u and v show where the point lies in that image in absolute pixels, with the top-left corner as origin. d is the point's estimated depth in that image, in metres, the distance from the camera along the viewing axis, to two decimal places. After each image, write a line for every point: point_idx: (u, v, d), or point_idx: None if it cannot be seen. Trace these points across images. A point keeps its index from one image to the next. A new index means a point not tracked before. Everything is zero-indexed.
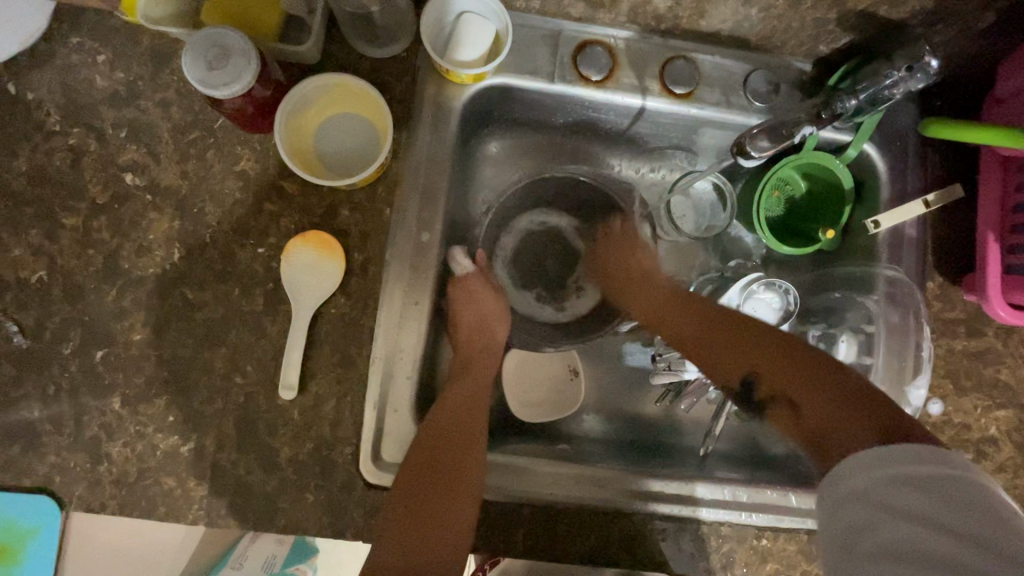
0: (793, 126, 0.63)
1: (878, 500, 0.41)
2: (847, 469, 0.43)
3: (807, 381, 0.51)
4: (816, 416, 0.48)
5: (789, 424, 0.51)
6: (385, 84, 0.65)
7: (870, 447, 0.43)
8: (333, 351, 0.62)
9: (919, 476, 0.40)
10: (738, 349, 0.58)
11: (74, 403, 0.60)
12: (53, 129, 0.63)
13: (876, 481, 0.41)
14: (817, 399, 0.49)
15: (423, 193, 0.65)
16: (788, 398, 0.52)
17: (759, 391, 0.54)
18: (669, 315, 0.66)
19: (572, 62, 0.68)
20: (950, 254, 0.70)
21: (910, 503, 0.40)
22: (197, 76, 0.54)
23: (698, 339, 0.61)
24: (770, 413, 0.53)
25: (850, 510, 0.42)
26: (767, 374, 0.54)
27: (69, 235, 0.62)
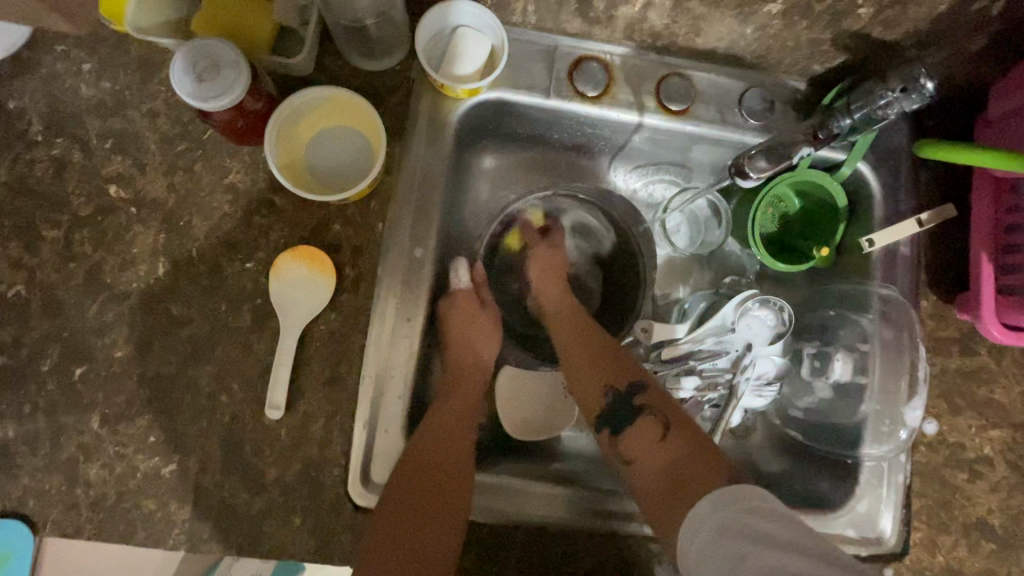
0: (791, 147, 0.63)
1: (735, 532, 0.47)
2: (711, 508, 0.50)
3: (677, 410, 0.61)
4: (680, 440, 0.57)
5: (651, 440, 0.59)
6: (379, 98, 0.64)
7: (724, 485, 0.51)
8: (323, 369, 0.60)
9: (762, 510, 0.48)
10: (634, 369, 0.64)
11: (50, 422, 0.58)
12: (35, 139, 0.61)
13: (732, 516, 0.48)
14: (684, 428, 0.59)
15: (417, 207, 0.64)
16: (662, 419, 0.60)
17: (640, 398, 0.62)
18: (577, 327, 0.69)
19: (568, 78, 0.67)
20: (944, 273, 0.70)
21: (760, 531, 0.46)
22: (185, 88, 0.53)
23: (603, 361, 0.65)
24: (636, 424, 0.61)
25: (717, 544, 0.47)
26: (651, 392, 0.62)
27: (49, 247, 0.60)
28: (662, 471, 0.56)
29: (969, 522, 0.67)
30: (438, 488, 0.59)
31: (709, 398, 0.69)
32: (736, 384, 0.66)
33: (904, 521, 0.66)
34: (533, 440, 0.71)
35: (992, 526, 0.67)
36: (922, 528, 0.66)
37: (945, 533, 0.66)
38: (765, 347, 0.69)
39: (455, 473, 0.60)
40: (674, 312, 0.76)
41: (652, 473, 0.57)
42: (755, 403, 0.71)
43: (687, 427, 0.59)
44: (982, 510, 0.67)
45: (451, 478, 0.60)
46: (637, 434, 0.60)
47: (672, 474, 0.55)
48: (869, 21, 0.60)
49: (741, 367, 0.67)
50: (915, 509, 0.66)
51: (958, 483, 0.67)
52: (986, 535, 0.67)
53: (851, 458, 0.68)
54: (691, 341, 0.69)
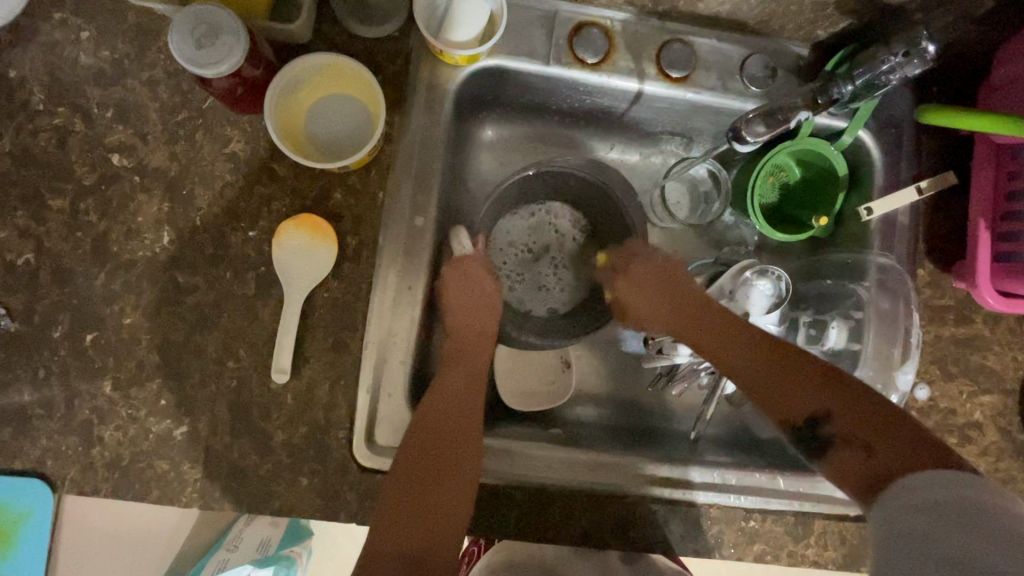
0: (789, 111, 0.62)
1: (938, 511, 0.43)
2: (901, 490, 0.46)
3: (876, 426, 0.52)
4: (890, 458, 0.49)
5: (856, 464, 0.51)
6: (378, 65, 0.64)
7: (931, 472, 0.45)
8: (326, 335, 0.62)
9: (976, 500, 0.42)
10: (817, 386, 0.57)
11: (65, 386, 0.60)
12: (38, 108, 0.61)
13: (933, 497, 0.44)
14: (887, 443, 0.50)
15: (417, 175, 0.65)
16: (860, 441, 0.52)
17: (826, 429, 0.54)
18: (728, 344, 0.63)
19: (568, 44, 0.67)
20: (942, 242, 0.70)
21: (972, 520, 0.41)
22: (184, 54, 0.53)
23: (777, 384, 0.58)
24: (832, 454, 0.53)
25: (916, 518, 0.43)
26: (842, 415, 0.54)
27: (56, 217, 0.61)
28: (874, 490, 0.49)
29: None
30: (448, 453, 0.61)
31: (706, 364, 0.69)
32: None
33: None
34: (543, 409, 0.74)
35: None
36: None
37: None
38: (762, 315, 0.70)
39: (464, 436, 0.63)
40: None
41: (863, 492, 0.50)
42: None
43: (906, 435, 0.50)
44: None
45: (466, 443, 0.62)
46: (839, 464, 0.52)
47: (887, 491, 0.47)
48: None
49: None
50: None
51: (948, 447, 0.69)
52: None
53: None
54: None
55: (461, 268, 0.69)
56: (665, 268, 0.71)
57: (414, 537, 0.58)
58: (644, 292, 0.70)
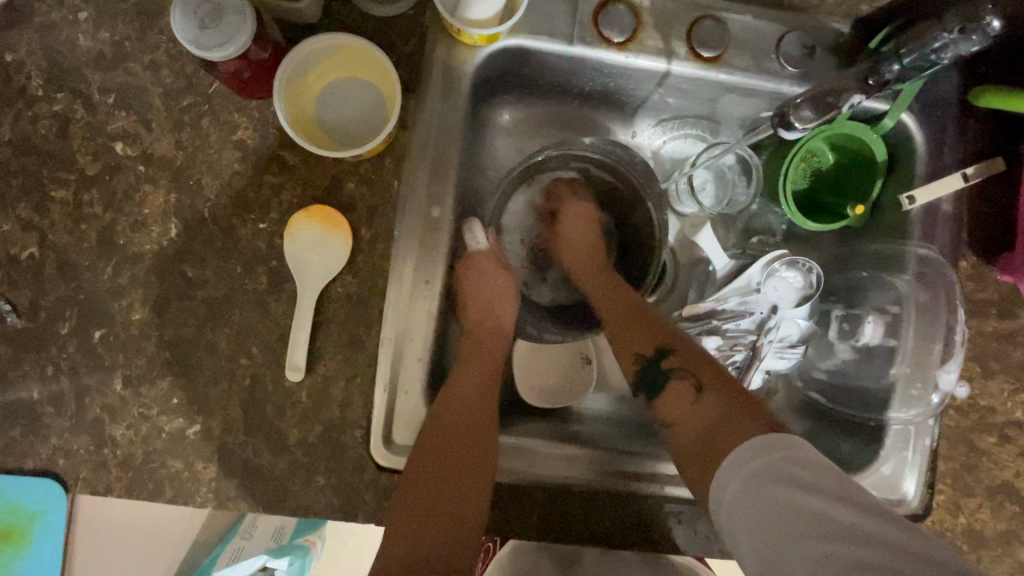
0: (839, 97, 0.58)
1: (775, 478, 0.47)
2: (745, 456, 0.49)
3: (706, 368, 0.59)
4: (709, 398, 0.56)
5: (686, 401, 0.58)
6: (392, 46, 0.60)
7: (754, 438, 0.50)
8: (341, 331, 0.59)
9: (803, 458, 0.47)
10: (662, 332, 0.63)
11: (74, 383, 0.58)
12: (36, 94, 0.58)
13: (770, 462, 0.48)
14: (715, 386, 0.57)
15: (434, 163, 0.62)
16: (693, 379, 0.58)
17: (667, 362, 0.60)
18: (607, 287, 0.69)
19: (593, 22, 0.63)
20: (986, 232, 0.66)
21: (803, 478, 0.46)
22: (187, 35, 0.50)
23: (632, 327, 0.64)
24: (667, 387, 0.59)
25: (763, 488, 0.47)
26: (678, 356, 0.60)
27: (59, 209, 0.58)
28: (697, 430, 0.55)
29: (994, 485, 0.66)
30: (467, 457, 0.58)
31: (733, 359, 0.69)
32: (760, 346, 0.68)
33: (929, 485, 0.65)
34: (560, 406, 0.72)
35: (1018, 489, 0.66)
36: (946, 491, 0.65)
37: (969, 495, 0.66)
38: (791, 309, 0.69)
39: (482, 443, 0.60)
40: (692, 287, 0.74)
41: (681, 423, 0.57)
42: (777, 365, 0.70)
43: (735, 391, 0.56)
44: (1009, 474, 0.66)
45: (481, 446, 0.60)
46: (669, 397, 0.59)
47: (706, 436, 0.54)
48: None
49: (766, 329, 0.68)
50: (941, 472, 0.65)
51: (986, 446, 0.66)
52: (1010, 497, 0.66)
53: (876, 421, 0.66)
54: (714, 302, 0.69)
55: (480, 261, 0.67)
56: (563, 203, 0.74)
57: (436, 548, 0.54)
58: (568, 248, 0.73)
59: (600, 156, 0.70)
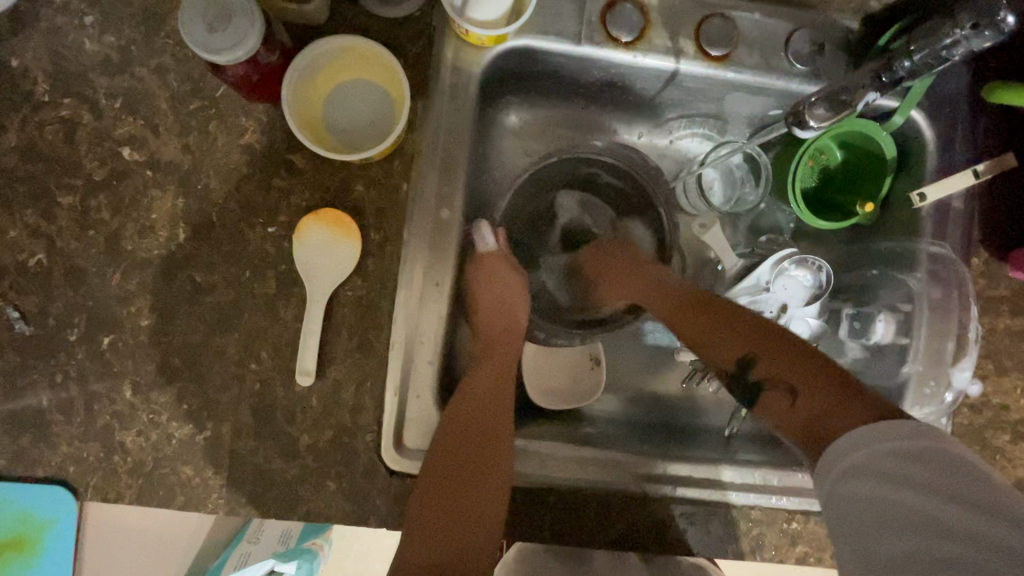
0: (853, 94, 0.59)
1: (876, 474, 0.41)
2: (838, 451, 0.44)
3: (804, 368, 0.51)
4: (811, 400, 0.49)
5: (782, 409, 0.52)
6: (398, 48, 0.60)
7: (852, 429, 0.44)
8: (350, 335, 0.59)
9: (917, 451, 0.41)
10: (723, 327, 0.58)
11: (83, 390, 0.58)
12: (42, 100, 0.58)
13: (866, 454, 0.42)
14: (814, 385, 0.50)
15: (442, 165, 0.61)
16: (788, 384, 0.52)
17: (754, 374, 0.55)
18: (647, 287, 0.66)
19: (601, 22, 0.62)
20: (998, 229, 0.66)
21: (916, 476, 0.40)
22: (196, 39, 0.49)
23: (704, 323, 0.60)
24: (760, 398, 0.54)
25: (855, 482, 0.42)
26: (763, 358, 0.54)
27: (66, 215, 0.58)
28: (806, 438, 0.48)
29: (1008, 483, 0.65)
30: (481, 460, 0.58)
31: None
32: None
33: None
34: (569, 408, 0.72)
35: None
36: None
37: None
38: (801, 307, 0.68)
39: (494, 451, 0.59)
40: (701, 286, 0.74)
41: (790, 434, 0.51)
42: None
43: (851, 385, 0.48)
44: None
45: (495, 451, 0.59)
46: (767, 406, 0.53)
47: (806, 433, 0.48)
48: None
49: None
50: None
51: (1000, 445, 0.66)
52: None
53: None
54: None
55: (486, 262, 0.66)
56: (630, 257, 0.70)
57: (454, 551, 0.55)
58: (613, 278, 0.70)
59: (611, 160, 0.70)
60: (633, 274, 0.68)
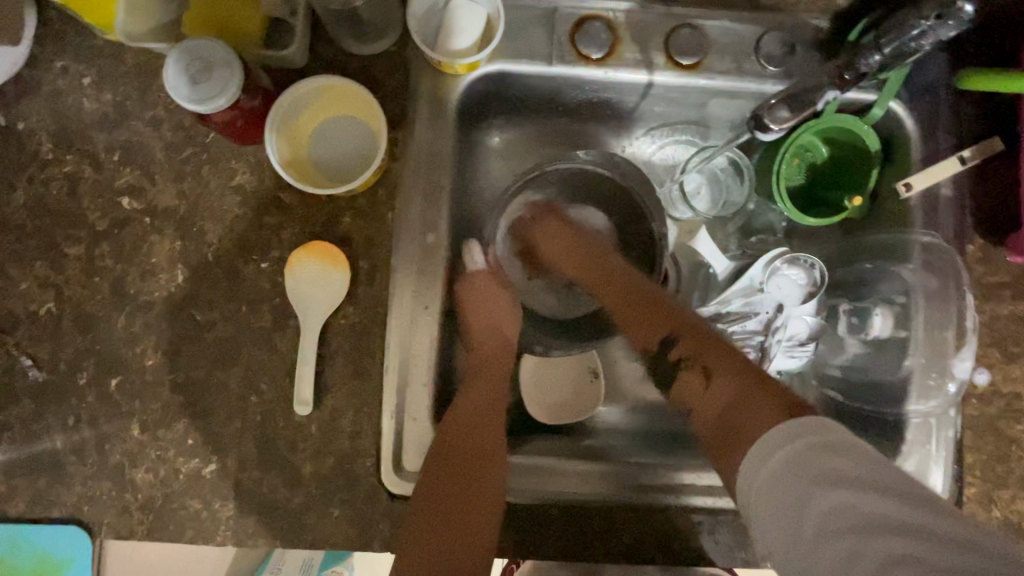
0: (814, 94, 0.60)
1: (797, 472, 0.42)
2: (761, 449, 0.45)
3: (717, 352, 0.57)
4: (719, 382, 0.54)
5: (696, 390, 0.56)
6: (377, 83, 0.62)
7: (772, 426, 0.45)
8: (346, 363, 0.60)
9: (829, 443, 0.42)
10: (659, 322, 0.62)
11: (94, 431, 0.60)
12: (47, 158, 0.62)
13: (792, 450, 0.43)
14: (725, 370, 0.54)
15: (426, 190, 0.63)
16: (700, 367, 0.56)
17: (673, 354, 0.59)
18: (604, 273, 0.68)
19: (570, 41, 0.64)
20: (992, 214, 0.65)
21: (834, 468, 0.40)
22: (182, 93, 0.52)
23: (637, 312, 0.64)
24: (680, 379, 0.58)
25: (783, 483, 0.42)
26: (683, 343, 0.59)
27: (73, 264, 0.61)
28: (711, 418, 0.52)
29: None
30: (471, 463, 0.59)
31: None
32: (768, 347, 0.67)
33: (957, 478, 0.63)
34: (571, 421, 0.72)
35: None
36: (976, 484, 0.63)
37: (1002, 487, 0.63)
38: (797, 306, 0.68)
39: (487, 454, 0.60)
40: (696, 292, 0.73)
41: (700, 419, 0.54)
42: (787, 365, 0.68)
43: (759, 385, 0.51)
44: None
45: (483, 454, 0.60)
46: (685, 388, 0.57)
47: (719, 421, 0.51)
48: None
49: (773, 328, 0.68)
50: (968, 464, 0.63)
51: (1016, 435, 0.63)
52: None
53: (895, 416, 0.65)
54: (718, 303, 0.69)
55: (479, 282, 0.67)
56: (572, 242, 0.71)
57: (447, 547, 0.56)
58: (560, 256, 0.71)
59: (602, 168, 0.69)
60: (597, 262, 0.69)
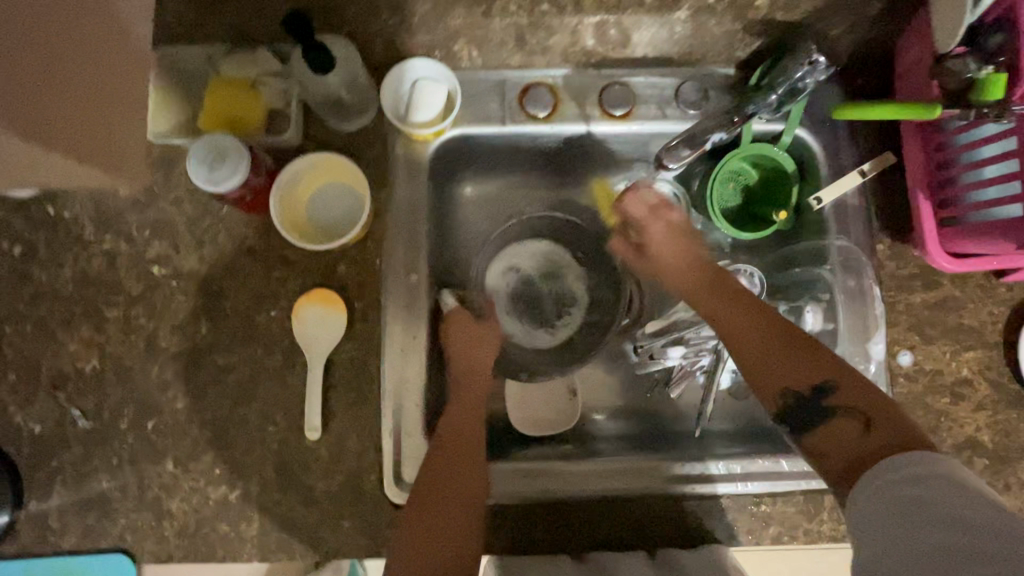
0: (705, 134, 0.70)
1: (913, 482, 0.48)
2: (901, 473, 0.49)
3: (873, 400, 0.57)
4: (885, 434, 0.54)
5: (848, 436, 0.56)
6: (360, 152, 0.75)
7: (917, 453, 0.50)
8: (348, 390, 0.70)
9: (948, 472, 0.47)
10: (795, 361, 0.62)
11: (135, 469, 0.69)
12: (89, 238, 0.74)
13: (910, 470, 0.49)
14: (887, 423, 0.55)
15: (407, 238, 0.74)
16: (859, 417, 0.56)
17: (825, 400, 0.59)
18: (720, 296, 0.70)
19: (519, 105, 0.76)
20: (894, 216, 0.75)
21: (947, 486, 0.46)
22: (202, 176, 0.65)
23: (783, 352, 0.63)
24: (827, 423, 0.58)
25: (891, 489, 0.49)
26: (841, 388, 0.59)
27: (113, 326, 0.72)
28: (857, 461, 0.54)
29: (959, 442, 0.71)
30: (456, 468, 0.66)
31: (700, 363, 0.78)
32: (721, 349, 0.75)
33: None
34: (556, 431, 0.80)
35: (983, 443, 0.71)
36: None
37: None
38: None
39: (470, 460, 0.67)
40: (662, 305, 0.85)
41: (842, 459, 0.55)
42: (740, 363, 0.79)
43: (902, 429, 0.53)
44: (970, 430, 0.71)
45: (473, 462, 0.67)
46: (828, 432, 0.57)
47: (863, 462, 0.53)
48: (769, 9, 0.67)
49: None
50: None
51: (943, 407, 0.72)
52: (977, 451, 0.71)
53: None
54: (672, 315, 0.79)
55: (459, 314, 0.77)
56: (678, 251, 0.77)
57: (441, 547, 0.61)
58: (660, 258, 0.77)
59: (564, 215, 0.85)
60: (709, 279, 0.73)
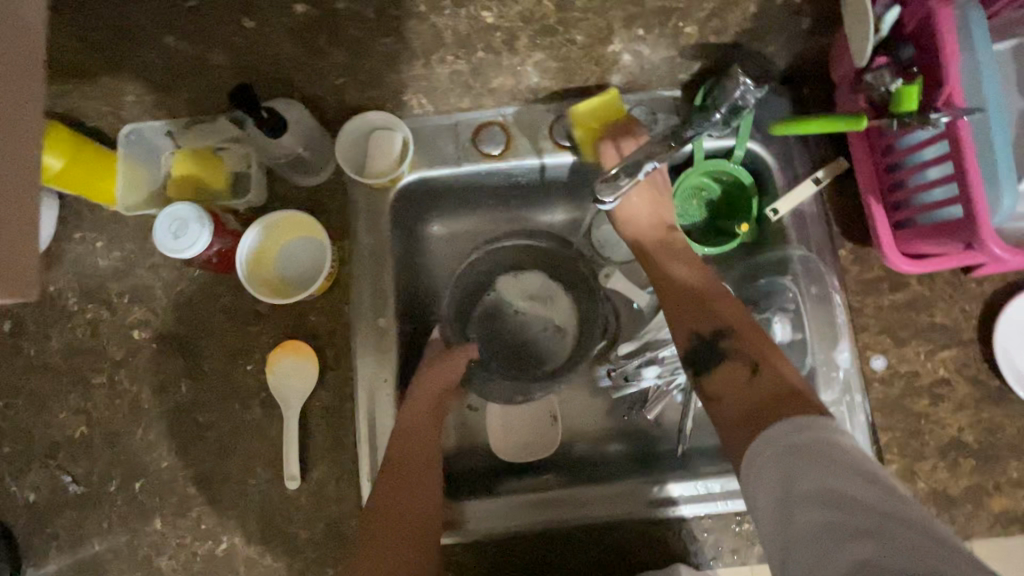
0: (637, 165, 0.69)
1: (806, 454, 0.47)
2: (785, 430, 0.50)
3: (766, 349, 0.62)
4: (769, 380, 0.58)
5: (738, 381, 0.60)
6: (323, 205, 0.77)
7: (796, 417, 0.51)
8: (325, 438, 0.72)
9: (841, 449, 0.47)
10: (712, 313, 0.67)
11: (125, 530, 0.71)
12: (73, 309, 0.77)
13: (807, 440, 0.48)
14: (773, 371, 0.59)
15: (373, 283, 0.76)
16: (750, 362, 0.61)
17: (724, 343, 0.64)
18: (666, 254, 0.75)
19: (472, 145, 0.79)
20: (854, 220, 0.75)
21: (837, 462, 0.46)
22: (166, 245, 0.68)
23: (683, 307, 0.69)
24: (722, 367, 0.62)
25: (780, 461, 0.48)
26: (741, 336, 0.64)
27: (99, 391, 0.75)
28: (747, 405, 0.57)
29: (943, 444, 0.70)
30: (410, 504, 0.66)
31: (676, 381, 0.78)
32: None
33: (878, 456, 0.70)
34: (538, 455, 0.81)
35: (968, 443, 0.70)
36: (896, 459, 0.70)
37: (921, 459, 0.69)
38: None
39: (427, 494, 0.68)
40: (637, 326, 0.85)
41: (736, 399, 0.59)
42: None
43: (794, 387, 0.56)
44: (953, 430, 0.70)
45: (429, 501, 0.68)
46: (726, 376, 0.62)
47: (753, 412, 0.56)
48: (701, 35, 0.69)
49: None
50: (885, 443, 0.70)
51: (922, 409, 0.70)
52: (963, 452, 0.69)
53: None
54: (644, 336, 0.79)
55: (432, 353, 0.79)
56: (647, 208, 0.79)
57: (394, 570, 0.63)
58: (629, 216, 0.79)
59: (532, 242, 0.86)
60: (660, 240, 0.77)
